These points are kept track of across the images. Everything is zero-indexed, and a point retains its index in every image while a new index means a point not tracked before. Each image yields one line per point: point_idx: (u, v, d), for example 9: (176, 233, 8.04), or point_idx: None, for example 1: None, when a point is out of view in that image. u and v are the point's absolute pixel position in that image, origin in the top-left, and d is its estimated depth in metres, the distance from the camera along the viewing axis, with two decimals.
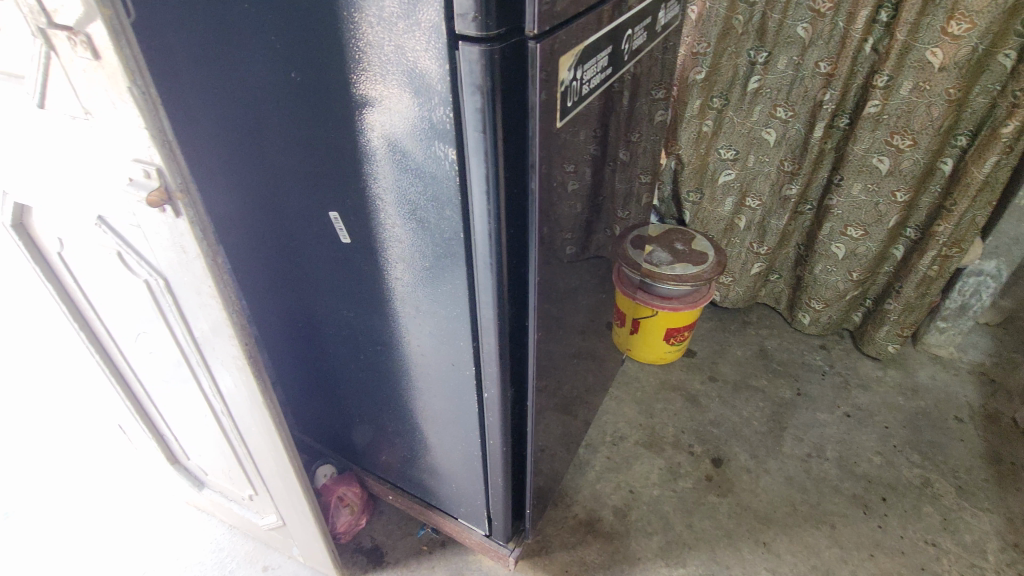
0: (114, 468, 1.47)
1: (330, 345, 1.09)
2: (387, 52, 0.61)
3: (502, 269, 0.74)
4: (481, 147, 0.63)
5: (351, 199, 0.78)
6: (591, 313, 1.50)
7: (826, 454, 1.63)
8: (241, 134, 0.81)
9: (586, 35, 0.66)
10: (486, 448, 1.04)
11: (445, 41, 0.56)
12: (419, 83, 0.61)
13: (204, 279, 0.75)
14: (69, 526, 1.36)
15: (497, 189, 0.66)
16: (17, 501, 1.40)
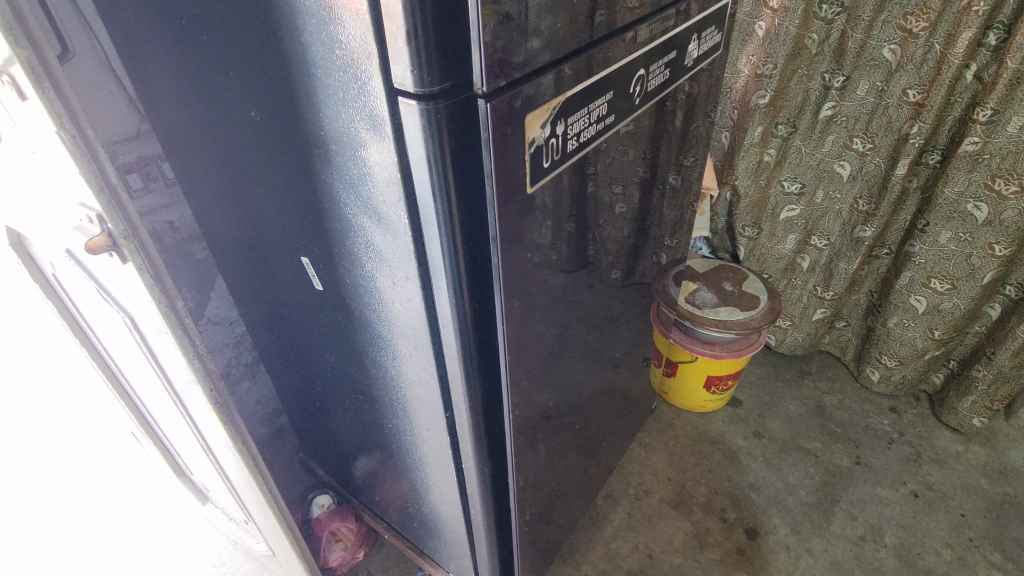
0: (127, 473, 1.51)
1: (318, 382, 1.05)
2: (336, 106, 0.55)
3: (467, 337, 0.68)
4: (431, 213, 0.56)
5: (318, 250, 0.72)
6: (631, 347, 1.34)
7: (884, 540, 1.41)
8: (219, 169, 0.78)
9: (568, 89, 0.59)
10: (467, 511, 0.96)
11: (383, 95, 0.50)
12: (370, 144, 0.54)
13: (160, 325, 0.71)
14: (74, 533, 1.39)
15: (454, 256, 0.60)
16: (36, 501, 1.45)
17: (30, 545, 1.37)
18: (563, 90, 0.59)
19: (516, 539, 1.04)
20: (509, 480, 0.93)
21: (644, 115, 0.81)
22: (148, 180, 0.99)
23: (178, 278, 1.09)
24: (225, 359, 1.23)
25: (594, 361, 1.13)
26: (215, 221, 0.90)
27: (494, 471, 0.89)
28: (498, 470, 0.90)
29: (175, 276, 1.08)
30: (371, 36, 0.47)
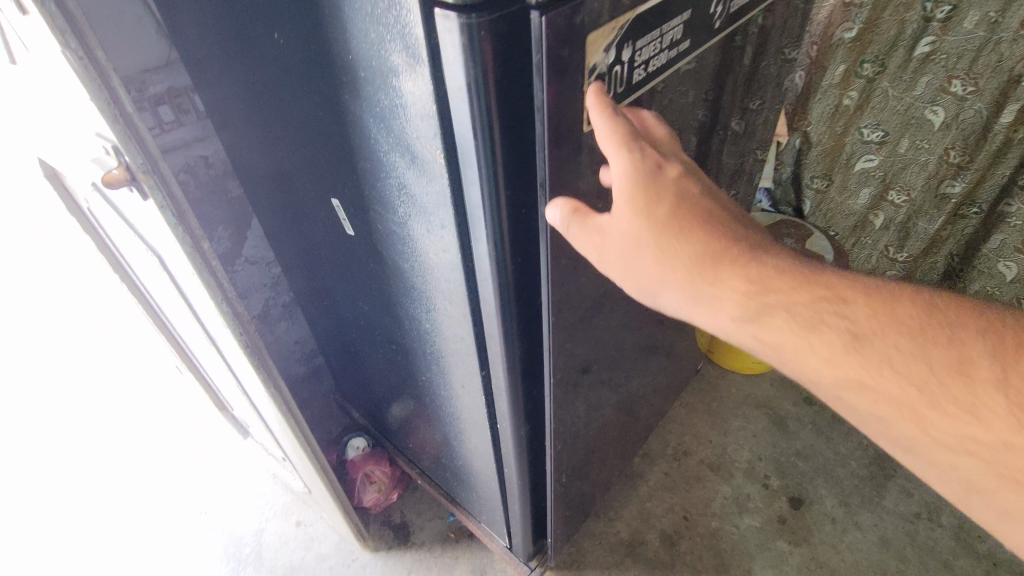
0: (160, 414, 1.57)
1: (352, 328, 1.03)
2: (365, 23, 0.47)
3: (507, 294, 0.62)
4: (471, 154, 0.49)
5: (349, 191, 0.67)
6: None
7: (941, 519, 1.33)
8: (245, 96, 0.71)
9: (635, 6, 0.50)
10: (500, 469, 0.94)
11: (417, 9, 0.42)
12: (403, 69, 0.47)
13: (187, 266, 0.68)
14: (115, 468, 1.45)
15: (497, 205, 0.53)
16: (85, 437, 1.52)
17: (73, 478, 1.43)
18: (629, 9, 0.49)
19: (550, 496, 1.02)
20: (545, 437, 0.89)
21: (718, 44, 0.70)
22: (180, 113, 0.94)
23: (214, 216, 1.05)
24: (262, 299, 1.21)
25: (639, 320, 1.06)
26: (246, 158, 0.86)
27: (531, 430, 0.85)
28: (533, 430, 0.86)
29: (210, 213, 1.05)
30: None
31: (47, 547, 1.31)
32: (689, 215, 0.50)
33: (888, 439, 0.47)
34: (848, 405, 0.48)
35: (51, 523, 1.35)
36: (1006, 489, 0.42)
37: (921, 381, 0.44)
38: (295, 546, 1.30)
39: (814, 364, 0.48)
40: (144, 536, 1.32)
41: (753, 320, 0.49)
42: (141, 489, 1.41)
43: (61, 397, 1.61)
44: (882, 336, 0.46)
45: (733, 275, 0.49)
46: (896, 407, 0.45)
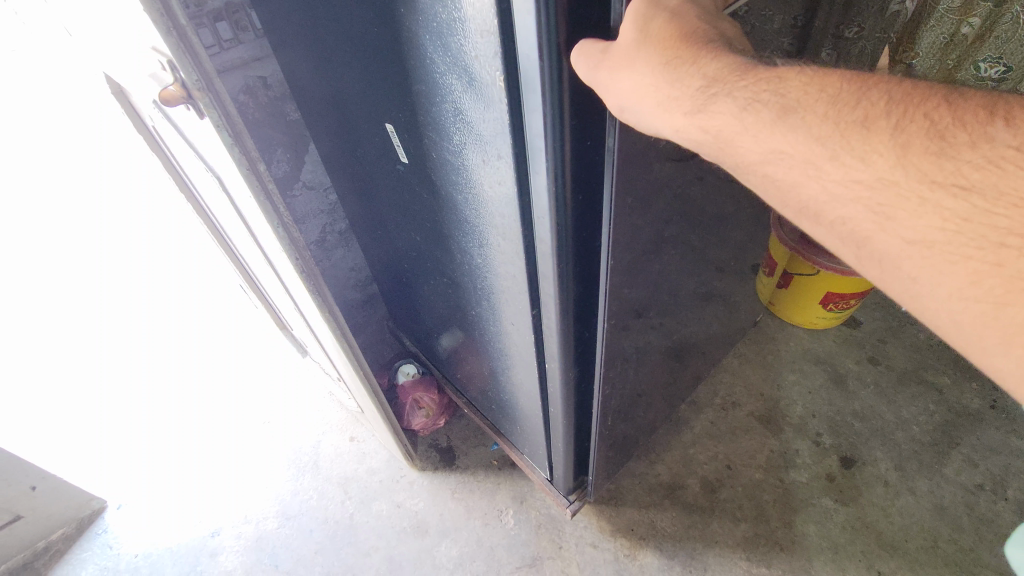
0: (228, 333, 1.66)
1: (405, 258, 1.03)
2: None
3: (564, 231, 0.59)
4: (534, 73, 0.45)
5: (402, 116, 0.64)
6: (744, 251, 1.19)
7: (1006, 493, 1.26)
8: (300, 8, 0.68)
9: None
10: (546, 407, 0.94)
11: None
12: None
13: (243, 187, 0.68)
14: (190, 377, 1.57)
15: (560, 133, 0.49)
16: (164, 349, 1.64)
17: (152, 384, 1.56)
18: None
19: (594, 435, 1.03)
20: (590, 377, 0.88)
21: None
22: (239, 30, 0.90)
23: (273, 140, 1.05)
24: (320, 226, 1.23)
25: (700, 267, 1.02)
26: (302, 77, 0.84)
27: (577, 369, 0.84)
28: (582, 371, 0.86)
29: (270, 136, 1.04)
30: None
31: (129, 441, 1.44)
32: (672, 19, 0.48)
33: (794, 209, 0.46)
34: (772, 182, 0.45)
35: (130, 422, 1.48)
36: (883, 233, 0.41)
37: (826, 139, 0.42)
38: (348, 459, 1.39)
39: (744, 147, 0.45)
40: (199, 452, 1.42)
41: (699, 114, 0.46)
42: (210, 400, 1.52)
43: (143, 311, 1.74)
44: (811, 110, 0.43)
45: (693, 73, 0.46)
46: (803, 169, 0.43)
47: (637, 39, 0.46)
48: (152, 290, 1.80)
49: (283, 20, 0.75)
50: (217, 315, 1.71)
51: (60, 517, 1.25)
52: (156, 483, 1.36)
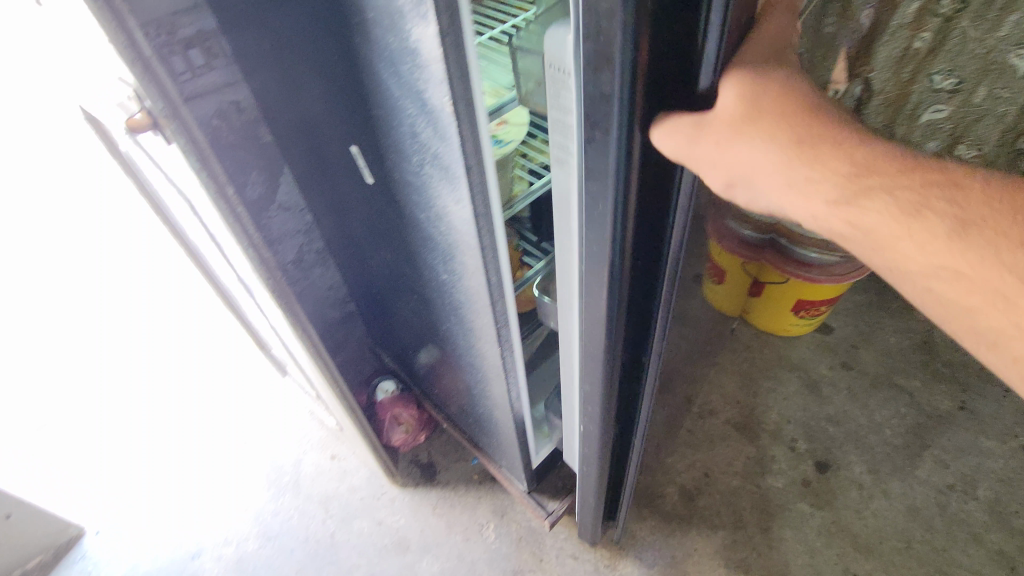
0: (207, 354, 1.66)
1: (379, 275, 1.05)
2: None
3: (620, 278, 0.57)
4: (603, 114, 0.45)
5: (367, 139, 0.66)
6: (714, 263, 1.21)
7: (976, 492, 1.29)
8: (266, 37, 0.70)
9: None
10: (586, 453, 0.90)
11: None
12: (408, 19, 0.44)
13: (213, 210, 0.70)
14: (169, 400, 1.56)
15: (626, 173, 0.48)
16: (143, 372, 1.63)
17: (131, 407, 1.55)
18: None
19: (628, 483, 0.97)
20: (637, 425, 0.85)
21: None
22: (210, 56, 0.91)
23: (246, 163, 1.05)
24: (297, 245, 1.23)
25: None
26: (272, 101, 0.86)
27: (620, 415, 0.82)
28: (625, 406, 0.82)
29: (244, 160, 1.05)
30: None
31: (107, 467, 1.43)
32: (785, 89, 0.44)
33: (960, 329, 0.43)
34: (936, 297, 0.43)
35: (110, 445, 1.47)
36: None
37: (1014, 265, 0.40)
38: (329, 477, 1.39)
39: (903, 252, 0.43)
40: (179, 474, 1.41)
41: (850, 204, 0.43)
42: (189, 422, 1.51)
43: (121, 333, 1.73)
44: (987, 223, 0.42)
45: (836, 156, 0.44)
46: (982, 289, 0.41)
47: (745, 114, 0.43)
48: (135, 309, 1.79)
49: None
50: (197, 334, 1.70)
51: (37, 545, 1.24)
52: (134, 508, 1.35)
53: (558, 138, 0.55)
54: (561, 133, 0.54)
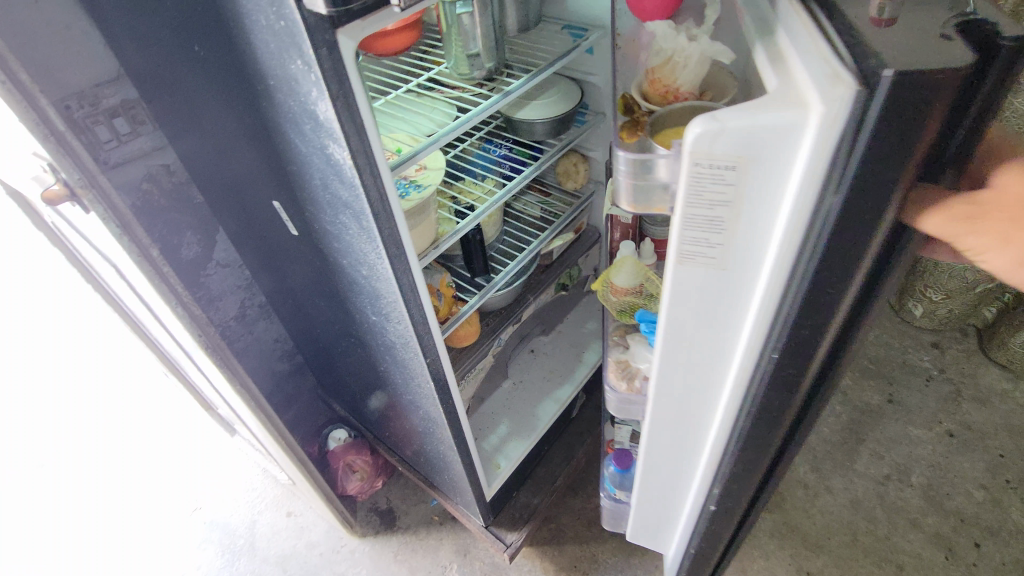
0: (150, 419, 1.60)
1: (318, 323, 1.06)
2: (268, 44, 0.47)
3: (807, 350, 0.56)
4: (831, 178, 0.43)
5: (286, 194, 0.69)
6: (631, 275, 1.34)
7: (911, 480, 1.36)
8: (186, 103, 0.74)
9: None
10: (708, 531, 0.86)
11: (299, 39, 0.43)
12: (301, 87, 0.48)
13: (137, 273, 0.71)
14: (111, 471, 1.49)
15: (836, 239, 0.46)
16: (81, 444, 1.55)
17: (69, 484, 1.47)
18: None
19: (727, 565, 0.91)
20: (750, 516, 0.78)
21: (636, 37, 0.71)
22: (136, 124, 0.94)
23: (180, 223, 1.07)
24: (239, 301, 1.23)
25: None
26: (198, 163, 0.89)
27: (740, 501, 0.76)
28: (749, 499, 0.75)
29: (177, 220, 1.06)
30: None
31: (46, 551, 1.35)
32: None
33: None
34: None
35: (79, 492, 1.46)
36: None
37: None
38: (286, 535, 1.35)
39: None
40: (126, 550, 1.35)
41: None
42: (134, 492, 1.45)
43: (50, 403, 1.63)
44: None
45: None
46: None
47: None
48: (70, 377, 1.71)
49: (172, 112, 0.80)
50: (142, 397, 1.65)
51: None
52: None
53: (706, 235, 0.52)
54: (711, 227, 0.51)
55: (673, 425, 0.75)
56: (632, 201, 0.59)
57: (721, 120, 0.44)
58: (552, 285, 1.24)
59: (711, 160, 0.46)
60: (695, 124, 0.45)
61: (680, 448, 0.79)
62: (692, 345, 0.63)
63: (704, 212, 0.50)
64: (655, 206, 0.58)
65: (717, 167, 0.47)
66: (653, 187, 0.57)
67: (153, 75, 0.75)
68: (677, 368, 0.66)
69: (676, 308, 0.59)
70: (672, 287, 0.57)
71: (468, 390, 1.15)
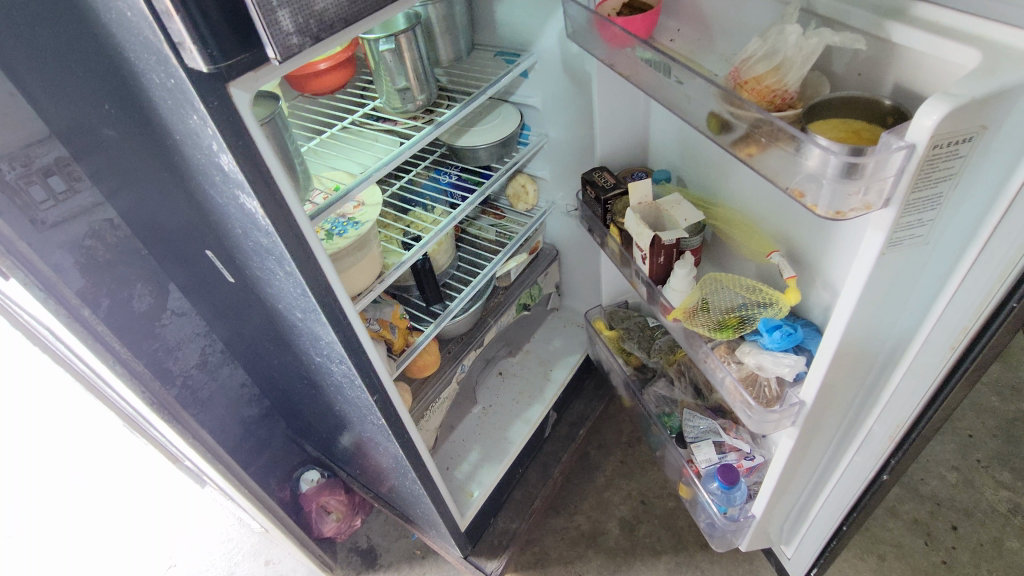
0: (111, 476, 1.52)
1: (273, 365, 1.05)
2: (166, 102, 0.47)
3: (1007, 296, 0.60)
4: None
5: (214, 243, 0.69)
6: (595, 284, 1.35)
7: None
8: (111, 161, 0.74)
9: None
10: (861, 498, 0.88)
11: (191, 96, 0.44)
12: (202, 140, 0.48)
13: (67, 335, 0.71)
14: (75, 535, 1.41)
15: None
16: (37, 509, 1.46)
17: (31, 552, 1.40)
18: None
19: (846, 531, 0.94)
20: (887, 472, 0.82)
21: (619, 55, 0.70)
22: (72, 181, 0.93)
23: (129, 276, 1.04)
24: (198, 349, 1.20)
25: None
26: (135, 216, 0.88)
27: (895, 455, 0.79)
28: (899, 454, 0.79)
29: (125, 273, 1.04)
30: (157, 37, 0.40)
31: None
32: None
33: None
34: None
35: (60, 533, 1.41)
36: None
37: None
38: None
39: None
40: None
41: None
42: (103, 555, 1.40)
43: None
44: None
45: None
46: None
47: None
48: None
49: (98, 168, 0.80)
50: None
51: None
52: None
53: (920, 215, 0.52)
54: (927, 205, 0.51)
55: (824, 411, 0.75)
56: (834, 205, 0.50)
57: (961, 94, 0.43)
58: (512, 306, 1.24)
59: (952, 137, 0.46)
60: (932, 109, 0.43)
61: (826, 429, 0.80)
62: (873, 325, 0.63)
63: (925, 192, 0.50)
64: (863, 204, 0.49)
65: (953, 143, 0.46)
66: (854, 187, 0.48)
67: (77, 133, 0.74)
68: (849, 355, 0.66)
69: (868, 299, 0.58)
70: (871, 279, 0.56)
71: (434, 421, 1.14)
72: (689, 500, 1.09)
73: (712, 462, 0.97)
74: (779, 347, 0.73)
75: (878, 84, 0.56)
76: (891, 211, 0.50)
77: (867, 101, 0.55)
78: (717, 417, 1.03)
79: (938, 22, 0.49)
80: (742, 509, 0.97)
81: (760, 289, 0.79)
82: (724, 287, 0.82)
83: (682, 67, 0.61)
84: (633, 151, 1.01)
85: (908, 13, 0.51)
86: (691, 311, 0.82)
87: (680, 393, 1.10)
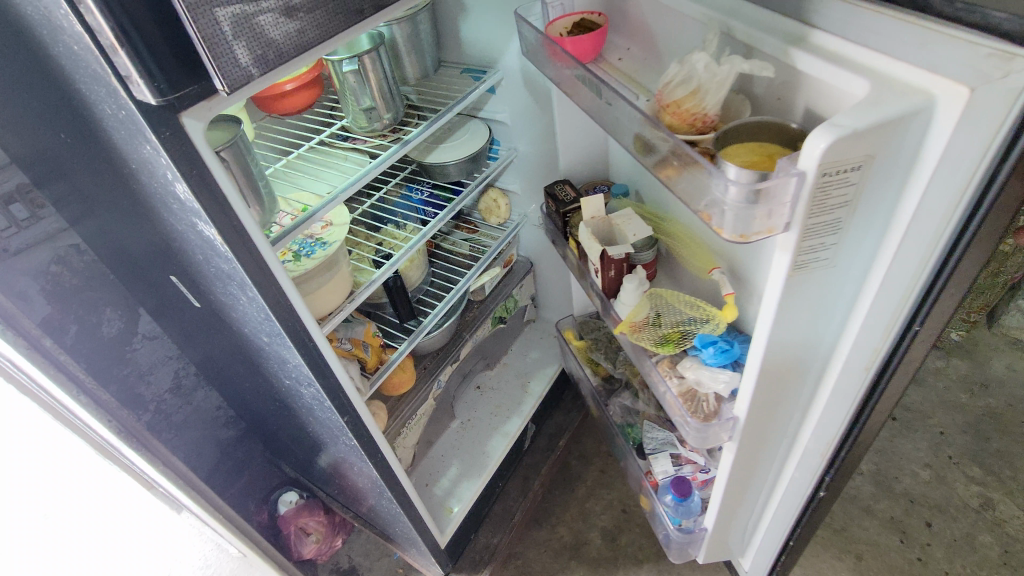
0: None
1: (245, 388, 1.04)
2: (121, 130, 0.47)
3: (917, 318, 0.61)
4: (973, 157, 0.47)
5: (178, 267, 0.69)
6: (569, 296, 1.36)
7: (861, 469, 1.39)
8: (73, 186, 0.73)
9: None
10: (805, 512, 0.89)
11: (145, 125, 0.43)
12: (158, 170, 0.48)
13: (29, 366, 0.70)
14: None
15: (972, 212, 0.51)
16: None
17: None
18: None
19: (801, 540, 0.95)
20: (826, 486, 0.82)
21: (572, 75, 0.71)
22: (35, 208, 0.92)
23: (96, 302, 1.03)
24: (171, 372, 1.18)
25: None
26: (99, 240, 0.86)
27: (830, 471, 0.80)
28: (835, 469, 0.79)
29: (92, 298, 1.02)
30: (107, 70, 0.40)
31: None
32: None
33: None
34: None
35: None
36: None
37: None
38: None
39: None
40: None
41: None
42: None
43: None
44: None
45: None
46: None
47: None
48: None
49: (60, 195, 0.79)
50: None
51: None
52: None
53: (823, 239, 0.54)
54: (828, 230, 0.53)
55: (760, 426, 0.77)
56: (737, 229, 0.52)
57: (846, 125, 0.45)
58: (486, 320, 1.24)
59: (839, 166, 0.47)
60: (820, 137, 0.45)
61: (766, 443, 0.81)
62: (795, 344, 0.65)
63: (823, 218, 0.52)
64: (766, 227, 0.51)
65: (842, 172, 0.48)
66: (757, 211, 0.50)
67: (37, 160, 0.73)
68: (774, 372, 0.68)
69: (782, 317, 0.60)
70: (781, 298, 0.58)
71: (411, 438, 1.14)
72: (648, 510, 1.09)
73: (668, 474, 1.00)
74: (716, 363, 0.75)
75: (790, 110, 0.58)
76: (793, 234, 0.52)
77: (777, 126, 0.57)
78: (675, 430, 1.03)
79: (837, 51, 0.51)
80: (696, 521, 0.99)
81: (701, 306, 0.80)
82: (670, 303, 0.84)
83: (607, 89, 0.63)
84: (597, 165, 1.03)
85: (809, 40, 0.53)
86: (637, 325, 0.84)
87: (642, 406, 1.09)
